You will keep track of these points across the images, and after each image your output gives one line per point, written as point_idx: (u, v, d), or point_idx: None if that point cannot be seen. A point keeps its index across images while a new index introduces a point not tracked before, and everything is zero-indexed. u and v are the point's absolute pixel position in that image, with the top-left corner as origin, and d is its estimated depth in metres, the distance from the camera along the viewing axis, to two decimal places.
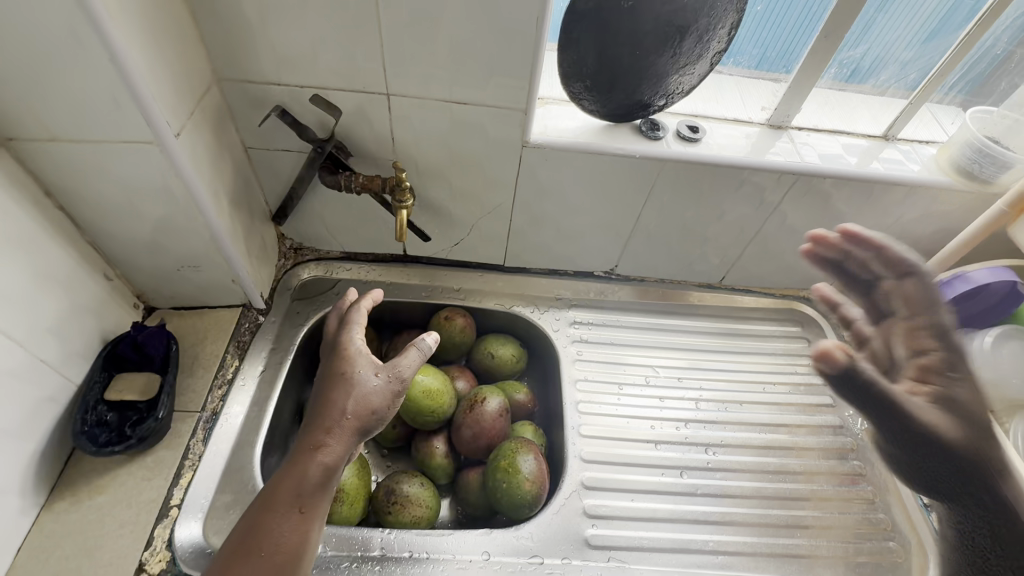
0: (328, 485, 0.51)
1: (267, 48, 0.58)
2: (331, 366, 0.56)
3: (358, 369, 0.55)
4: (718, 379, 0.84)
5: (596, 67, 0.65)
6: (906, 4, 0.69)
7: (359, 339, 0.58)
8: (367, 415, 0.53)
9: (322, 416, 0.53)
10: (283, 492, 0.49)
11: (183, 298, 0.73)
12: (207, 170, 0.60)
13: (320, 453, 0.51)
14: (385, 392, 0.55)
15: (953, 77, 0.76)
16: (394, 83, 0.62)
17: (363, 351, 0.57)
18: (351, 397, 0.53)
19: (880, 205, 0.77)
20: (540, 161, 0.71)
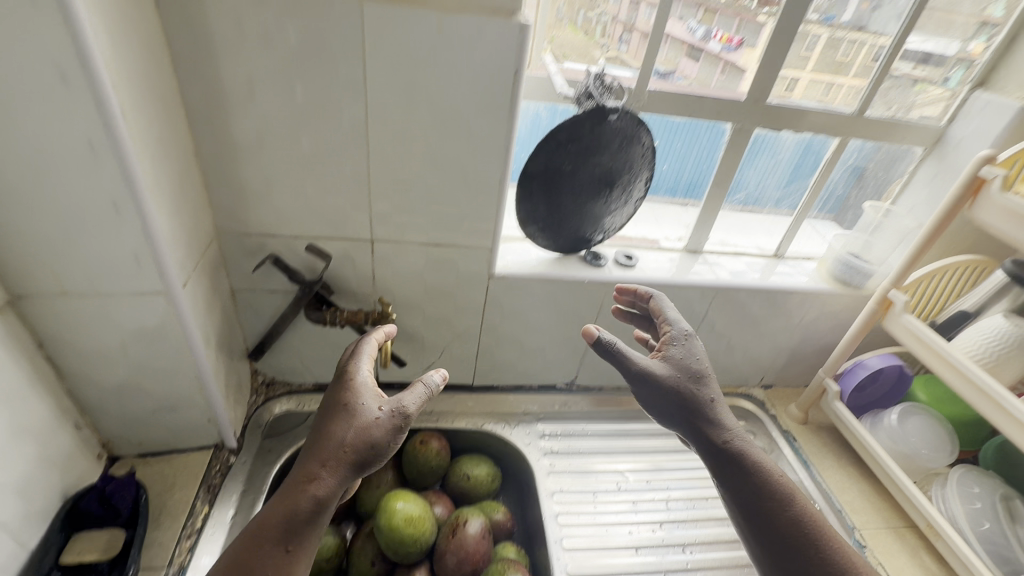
0: (313, 520, 0.50)
1: (268, 207, 0.67)
2: (336, 396, 0.57)
3: (361, 400, 0.55)
4: (684, 479, 0.89)
5: (547, 213, 0.79)
6: (767, 162, 0.90)
7: (365, 371, 0.58)
8: (364, 448, 0.52)
9: (320, 447, 0.53)
10: (269, 520, 0.50)
11: (153, 443, 0.71)
12: (202, 314, 0.64)
13: (312, 486, 0.51)
14: (385, 427, 0.54)
15: (818, 203, 0.96)
16: (378, 231, 0.72)
17: (368, 382, 0.57)
18: (351, 428, 0.53)
19: (785, 310, 0.93)
20: (504, 290, 0.82)
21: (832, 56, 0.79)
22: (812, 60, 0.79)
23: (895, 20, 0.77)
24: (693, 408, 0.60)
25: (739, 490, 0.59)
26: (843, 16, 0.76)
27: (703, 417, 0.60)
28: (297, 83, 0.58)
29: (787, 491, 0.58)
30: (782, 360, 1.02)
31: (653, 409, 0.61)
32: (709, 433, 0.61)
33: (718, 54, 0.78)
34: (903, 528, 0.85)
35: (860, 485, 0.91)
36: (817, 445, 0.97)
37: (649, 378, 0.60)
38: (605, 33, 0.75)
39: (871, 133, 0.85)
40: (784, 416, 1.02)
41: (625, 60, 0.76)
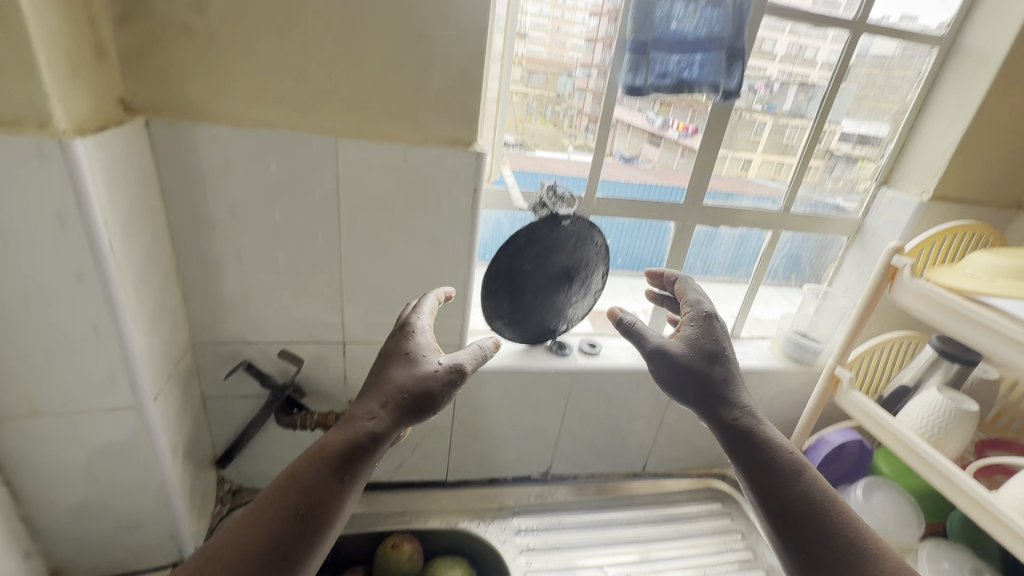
0: (360, 464, 0.47)
1: (243, 318, 0.71)
2: (395, 345, 0.54)
3: (420, 352, 0.52)
4: (676, 569, 0.87)
5: (512, 309, 0.84)
6: (714, 251, 0.99)
7: (425, 322, 0.56)
8: (420, 399, 0.49)
9: (376, 393, 0.50)
10: (314, 458, 0.46)
11: (108, 566, 0.68)
12: (172, 426, 0.65)
13: (365, 430, 0.48)
14: (442, 382, 0.50)
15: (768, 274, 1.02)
16: (350, 334, 0.75)
17: (427, 335, 0.54)
18: (409, 377, 0.50)
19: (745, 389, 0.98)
20: (474, 384, 0.84)
21: (778, 140, 0.88)
22: (761, 143, 0.88)
23: (832, 106, 0.86)
24: (704, 381, 0.59)
25: (754, 466, 0.55)
26: (784, 105, 0.86)
27: (716, 388, 0.59)
28: (276, 208, 0.65)
29: (796, 466, 0.55)
30: None
31: (677, 389, 0.59)
32: (722, 407, 0.58)
33: (676, 139, 0.86)
34: None
35: None
36: None
37: (665, 355, 0.59)
38: (572, 124, 0.83)
39: (799, 226, 0.95)
40: None
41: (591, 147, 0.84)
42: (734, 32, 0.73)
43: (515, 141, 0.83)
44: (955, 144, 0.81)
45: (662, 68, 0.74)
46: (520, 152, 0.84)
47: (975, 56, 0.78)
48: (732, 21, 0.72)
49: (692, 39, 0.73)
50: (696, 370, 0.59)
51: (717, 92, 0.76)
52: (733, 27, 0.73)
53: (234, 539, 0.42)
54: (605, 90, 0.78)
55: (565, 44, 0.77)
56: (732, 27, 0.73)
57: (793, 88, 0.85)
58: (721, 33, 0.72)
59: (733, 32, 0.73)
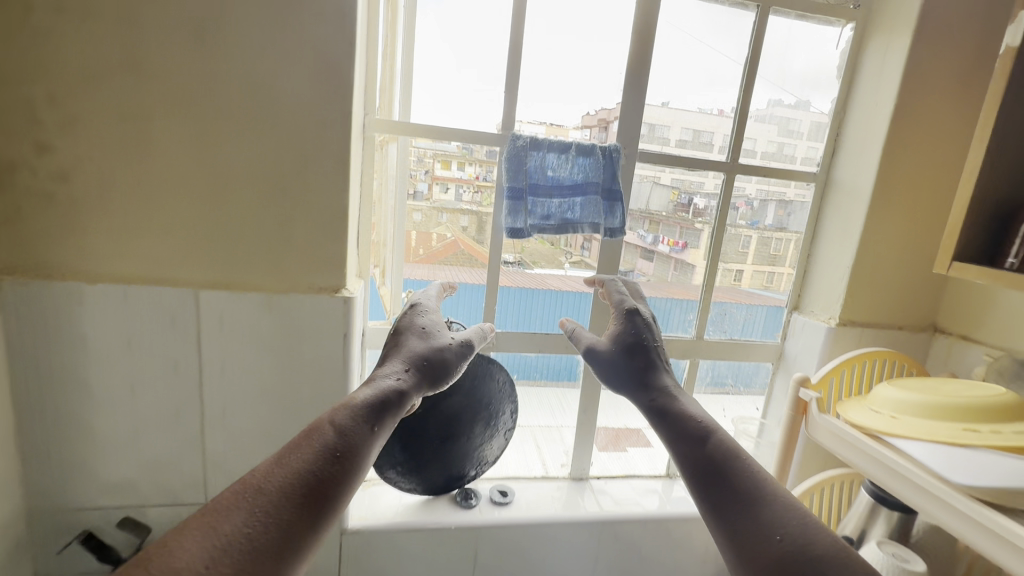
0: (386, 417, 0.48)
1: (89, 481, 0.65)
2: (404, 326, 0.62)
3: (429, 328, 0.61)
4: None
5: (404, 456, 0.77)
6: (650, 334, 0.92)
7: (433, 308, 0.66)
8: (438, 362, 0.56)
9: (391, 360, 0.55)
10: (348, 407, 0.46)
11: None
12: None
13: (393, 385, 0.50)
14: (455, 351, 0.58)
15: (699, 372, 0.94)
16: (213, 494, 0.69)
17: (436, 318, 0.64)
18: (426, 346, 0.57)
19: (683, 540, 0.87)
20: (362, 546, 0.75)
21: (765, 251, 0.90)
22: (751, 255, 0.90)
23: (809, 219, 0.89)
24: (637, 360, 0.57)
25: (676, 434, 0.49)
26: (766, 220, 0.88)
27: (644, 366, 0.57)
28: (130, 362, 0.62)
29: (710, 426, 0.49)
30: None
31: (624, 377, 0.56)
32: (649, 382, 0.55)
33: (667, 253, 0.88)
34: None
35: None
36: None
37: (597, 354, 0.58)
38: (568, 242, 0.84)
39: (716, 355, 0.92)
40: None
41: (587, 262, 0.85)
42: (605, 179, 0.77)
43: (515, 259, 0.83)
44: (848, 271, 0.81)
45: (540, 213, 0.77)
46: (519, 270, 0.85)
47: (847, 189, 0.82)
48: (600, 169, 0.77)
49: (564, 187, 0.77)
50: (629, 353, 0.57)
51: (600, 231, 0.78)
52: (602, 175, 0.77)
53: (275, 474, 0.38)
54: (489, 232, 0.80)
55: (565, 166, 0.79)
56: (601, 175, 0.77)
57: (772, 205, 0.88)
58: (591, 181, 0.76)
59: (603, 179, 0.77)
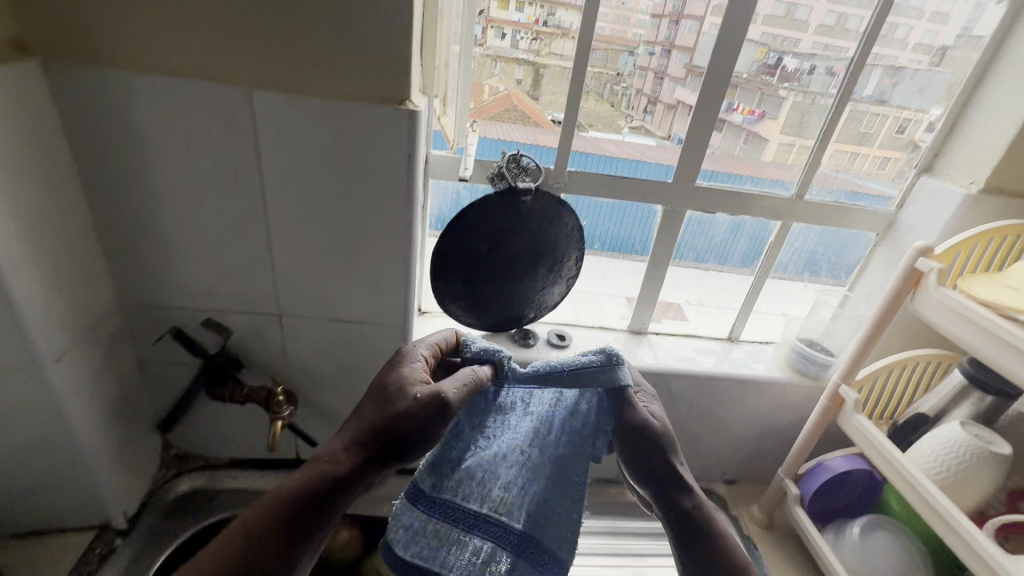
0: (345, 496, 0.42)
1: (170, 284, 0.67)
2: (388, 372, 0.48)
3: (404, 381, 0.46)
4: None
5: (466, 293, 0.77)
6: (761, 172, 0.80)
7: (417, 369, 0.48)
8: (402, 434, 0.44)
9: (370, 415, 0.45)
10: (304, 471, 0.42)
11: (35, 522, 0.68)
12: (87, 390, 0.62)
13: (356, 461, 0.42)
14: (422, 418, 0.44)
15: (800, 229, 0.84)
16: (285, 306, 0.71)
17: (416, 372, 0.48)
18: (398, 408, 0.44)
19: (736, 399, 0.88)
20: None
21: (853, 129, 0.76)
22: (839, 132, 0.76)
23: (920, 94, 0.74)
24: (650, 463, 0.50)
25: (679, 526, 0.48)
26: (866, 89, 0.73)
27: (659, 457, 0.50)
28: (193, 169, 0.60)
29: (706, 520, 0.48)
30: (742, 454, 0.94)
31: (642, 461, 0.51)
32: (668, 474, 0.50)
33: (742, 124, 0.75)
34: None
35: None
36: (778, 554, 0.86)
37: (626, 428, 0.51)
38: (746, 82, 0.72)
39: (814, 217, 0.81)
40: (746, 519, 0.92)
41: (649, 129, 0.76)
42: (504, 456, 0.50)
43: (571, 121, 0.73)
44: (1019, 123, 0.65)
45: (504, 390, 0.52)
46: (573, 133, 0.75)
47: None
48: (569, 512, 0.51)
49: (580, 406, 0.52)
50: (655, 440, 0.50)
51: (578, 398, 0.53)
52: (562, 440, 0.52)
53: (236, 539, 0.38)
54: (509, 91, 0.73)
55: (629, 19, 0.68)
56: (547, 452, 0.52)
57: (879, 72, 0.72)
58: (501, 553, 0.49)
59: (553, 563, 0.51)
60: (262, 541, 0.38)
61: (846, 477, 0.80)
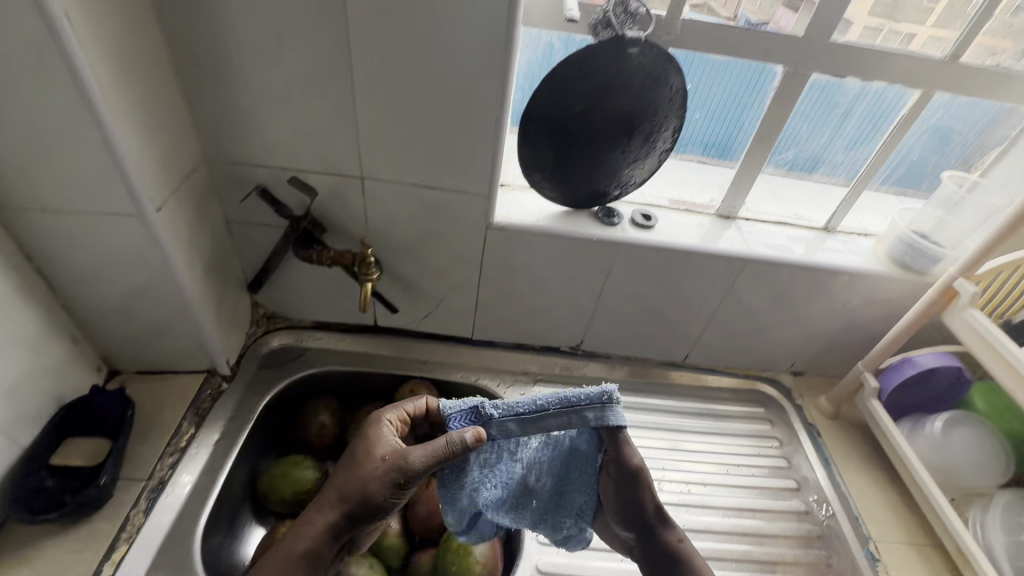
0: (341, 533, 0.58)
1: (254, 138, 0.65)
2: (362, 438, 0.59)
3: (372, 450, 0.57)
4: (691, 462, 0.85)
5: (553, 160, 0.72)
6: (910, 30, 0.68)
7: (387, 433, 0.58)
8: (370, 492, 0.56)
9: (349, 473, 0.57)
10: (311, 509, 0.59)
11: (149, 363, 0.74)
12: (185, 241, 0.63)
13: (344, 509, 0.57)
14: (385, 481, 0.55)
15: (942, 101, 0.73)
16: (368, 168, 0.68)
17: (383, 437, 0.58)
18: (369, 470, 0.56)
19: (824, 292, 0.83)
20: (503, 241, 0.76)
21: None
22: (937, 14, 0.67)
23: None
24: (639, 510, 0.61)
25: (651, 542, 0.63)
26: None
27: (642, 495, 0.60)
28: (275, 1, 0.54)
29: (683, 546, 0.63)
30: (817, 347, 0.92)
31: (625, 500, 0.60)
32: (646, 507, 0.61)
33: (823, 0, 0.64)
34: (928, 548, 0.75)
35: (889, 496, 0.81)
36: (843, 442, 0.87)
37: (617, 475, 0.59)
38: None
39: (963, 85, 0.69)
40: (811, 408, 0.93)
41: (713, 7, 0.68)
42: (500, 500, 0.58)
43: None
44: None
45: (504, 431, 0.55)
46: None
47: None
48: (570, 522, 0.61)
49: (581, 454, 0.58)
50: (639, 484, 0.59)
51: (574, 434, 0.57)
52: (553, 477, 0.59)
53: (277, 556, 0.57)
54: None
55: None
56: (543, 486, 0.59)
57: None
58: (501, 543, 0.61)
59: (551, 538, 0.63)
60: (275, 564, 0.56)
61: (934, 374, 0.77)
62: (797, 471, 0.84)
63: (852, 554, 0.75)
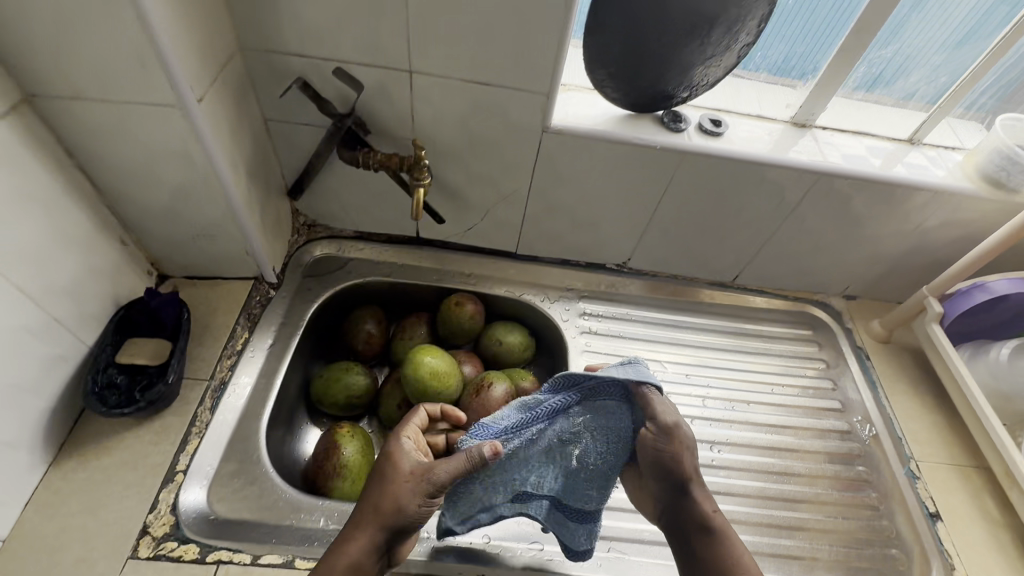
0: (370, 565, 0.48)
1: (292, 22, 0.58)
2: (380, 458, 0.53)
3: (394, 463, 0.51)
4: (734, 380, 0.85)
5: (620, 56, 0.64)
6: None
7: (407, 443, 0.53)
8: (401, 509, 0.48)
9: (373, 493, 0.50)
10: (330, 546, 0.49)
11: (197, 268, 0.73)
12: (227, 138, 0.59)
13: (372, 534, 0.48)
14: (415, 493, 0.49)
15: None
16: (417, 59, 0.61)
17: (405, 448, 0.53)
18: (397, 484, 0.50)
19: (898, 211, 0.78)
20: (560, 147, 0.70)
21: None
22: None
23: None
24: (674, 475, 0.56)
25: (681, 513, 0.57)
26: None
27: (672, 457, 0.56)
28: None
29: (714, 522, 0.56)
30: (877, 271, 0.88)
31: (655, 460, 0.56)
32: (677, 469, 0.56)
33: None
34: (971, 469, 0.75)
35: (936, 419, 0.80)
36: (892, 366, 0.86)
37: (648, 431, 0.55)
38: None
39: None
40: (862, 332, 0.90)
41: None
42: (523, 475, 0.55)
43: None
44: None
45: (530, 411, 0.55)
46: None
47: None
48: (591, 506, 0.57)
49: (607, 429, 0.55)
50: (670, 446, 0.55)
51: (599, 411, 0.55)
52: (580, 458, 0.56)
53: None
54: None
55: None
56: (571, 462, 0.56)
57: None
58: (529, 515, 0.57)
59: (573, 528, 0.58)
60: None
61: (1007, 299, 0.74)
62: (841, 392, 0.84)
63: (892, 472, 0.76)
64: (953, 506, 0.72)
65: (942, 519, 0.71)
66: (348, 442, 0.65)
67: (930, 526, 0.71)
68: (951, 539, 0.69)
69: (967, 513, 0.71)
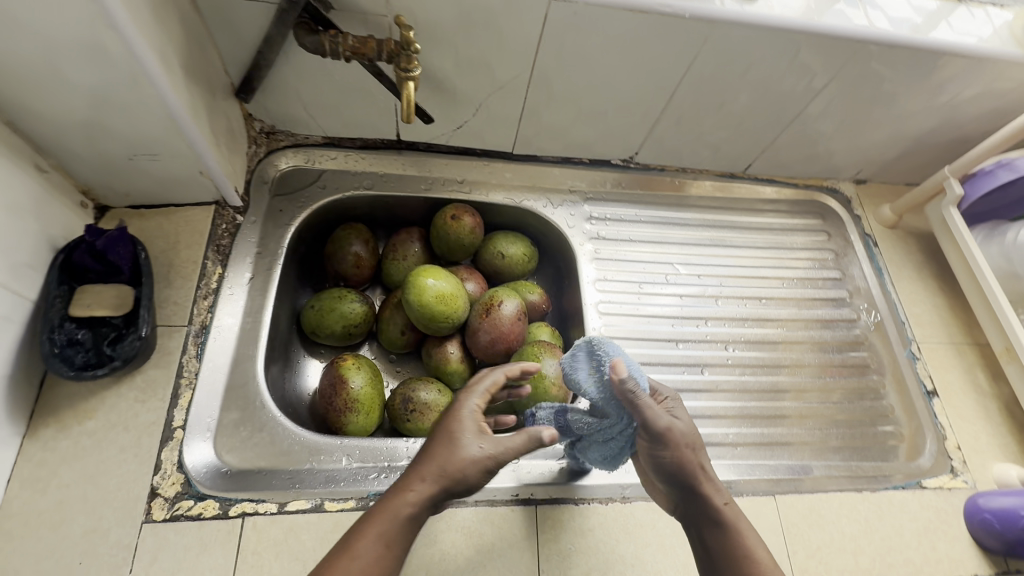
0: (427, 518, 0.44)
1: None
2: (445, 416, 0.48)
3: (462, 429, 0.46)
4: (745, 278, 0.83)
5: None
6: None
7: (475, 406, 0.48)
8: (468, 472, 0.44)
9: (437, 448, 0.45)
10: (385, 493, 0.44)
11: (143, 195, 0.61)
12: (147, 21, 0.45)
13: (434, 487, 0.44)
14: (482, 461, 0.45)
15: None
16: None
17: (474, 413, 0.48)
18: (465, 446, 0.45)
19: (933, 85, 0.71)
20: (569, 21, 0.58)
21: None
22: None
23: None
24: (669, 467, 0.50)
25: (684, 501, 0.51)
26: None
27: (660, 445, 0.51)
28: None
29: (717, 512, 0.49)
30: (893, 153, 0.83)
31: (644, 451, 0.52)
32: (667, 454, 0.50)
33: None
34: (965, 346, 0.78)
35: (937, 301, 0.82)
36: (899, 252, 0.85)
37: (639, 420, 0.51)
38: None
39: None
40: (871, 219, 0.88)
41: None
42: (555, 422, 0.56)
43: None
44: None
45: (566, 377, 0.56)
46: None
47: None
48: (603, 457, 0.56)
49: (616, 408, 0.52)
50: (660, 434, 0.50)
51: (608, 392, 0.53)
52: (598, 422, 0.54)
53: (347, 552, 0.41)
54: None
55: None
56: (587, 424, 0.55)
57: None
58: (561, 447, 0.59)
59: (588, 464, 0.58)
60: (362, 559, 0.41)
61: None
62: (848, 281, 0.84)
63: (894, 356, 0.78)
64: (949, 383, 0.75)
65: (939, 396, 0.75)
66: (354, 375, 0.60)
67: (927, 403, 0.74)
68: (945, 413, 0.73)
69: (961, 388, 0.75)
